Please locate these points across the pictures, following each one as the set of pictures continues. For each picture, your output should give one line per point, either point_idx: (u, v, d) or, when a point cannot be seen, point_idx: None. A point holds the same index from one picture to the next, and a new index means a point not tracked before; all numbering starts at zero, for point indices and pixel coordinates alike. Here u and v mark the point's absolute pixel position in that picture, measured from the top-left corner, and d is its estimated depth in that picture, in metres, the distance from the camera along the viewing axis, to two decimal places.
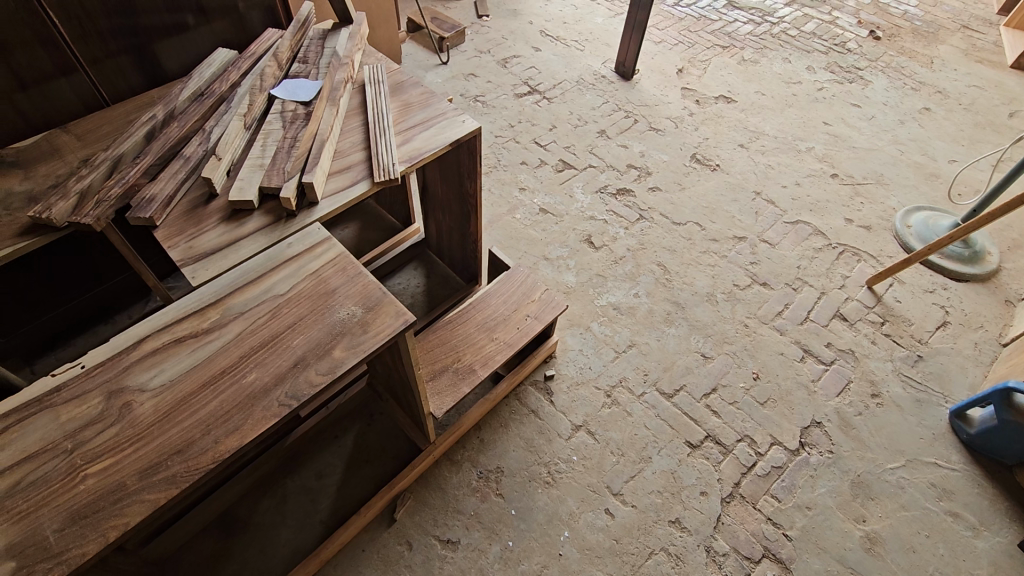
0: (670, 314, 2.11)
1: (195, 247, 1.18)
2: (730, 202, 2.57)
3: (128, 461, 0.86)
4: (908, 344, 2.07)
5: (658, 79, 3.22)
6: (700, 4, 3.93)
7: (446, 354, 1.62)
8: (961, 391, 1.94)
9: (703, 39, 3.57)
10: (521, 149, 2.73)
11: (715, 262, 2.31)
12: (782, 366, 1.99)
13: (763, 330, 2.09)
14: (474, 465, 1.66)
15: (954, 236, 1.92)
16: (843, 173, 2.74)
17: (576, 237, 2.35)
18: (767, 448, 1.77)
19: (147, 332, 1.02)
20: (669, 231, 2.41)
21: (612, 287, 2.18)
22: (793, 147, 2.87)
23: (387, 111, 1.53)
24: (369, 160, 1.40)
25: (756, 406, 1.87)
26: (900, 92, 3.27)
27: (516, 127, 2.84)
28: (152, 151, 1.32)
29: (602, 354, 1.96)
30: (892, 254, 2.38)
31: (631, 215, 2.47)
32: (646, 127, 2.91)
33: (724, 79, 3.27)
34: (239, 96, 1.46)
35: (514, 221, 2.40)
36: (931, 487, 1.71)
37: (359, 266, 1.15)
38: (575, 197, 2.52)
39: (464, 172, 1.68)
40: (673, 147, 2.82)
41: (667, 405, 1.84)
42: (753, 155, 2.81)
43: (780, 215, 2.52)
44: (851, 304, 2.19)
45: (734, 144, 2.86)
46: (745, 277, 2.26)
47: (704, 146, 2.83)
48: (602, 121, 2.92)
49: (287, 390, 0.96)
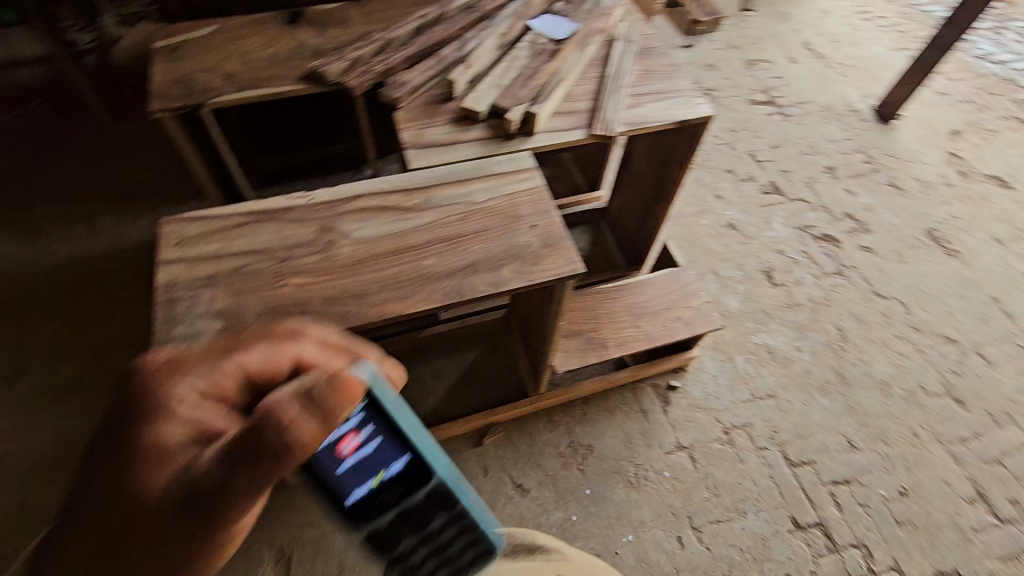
0: (828, 382, 1.88)
1: (422, 136, 1.30)
2: (955, 296, 2.17)
3: (316, 286, 1.00)
4: None
5: (923, 134, 2.77)
6: (1016, 64, 3.26)
7: (586, 320, 1.62)
8: None
9: (1002, 106, 2.97)
10: (733, 156, 2.56)
11: (907, 352, 1.99)
12: (942, 496, 1.68)
13: (934, 448, 1.78)
14: (568, 432, 1.68)
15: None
16: None
17: (756, 265, 2.17)
18: (882, 570, 1.54)
19: (364, 191, 1.16)
20: (865, 299, 2.12)
21: (775, 330, 1.99)
22: None
23: (628, 71, 1.51)
24: (595, 111, 1.41)
25: (889, 522, 1.62)
26: None
27: (738, 134, 2.66)
28: (417, 43, 1.47)
29: (736, 389, 1.82)
30: None
31: (828, 265, 2.21)
32: (886, 180, 2.54)
33: (1009, 158, 2.71)
34: (503, 17, 1.55)
35: (698, 225, 2.28)
36: None
37: (551, 203, 1.19)
38: (771, 225, 2.32)
39: (675, 156, 1.63)
40: (910, 212, 2.43)
41: (786, 472, 1.67)
42: (1009, 256, 2.32)
43: (1014, 335, 2.08)
44: None
45: (988, 234, 2.39)
46: (938, 382, 1.93)
47: (948, 224, 2.41)
48: (834, 158, 2.61)
49: (453, 285, 1.04)
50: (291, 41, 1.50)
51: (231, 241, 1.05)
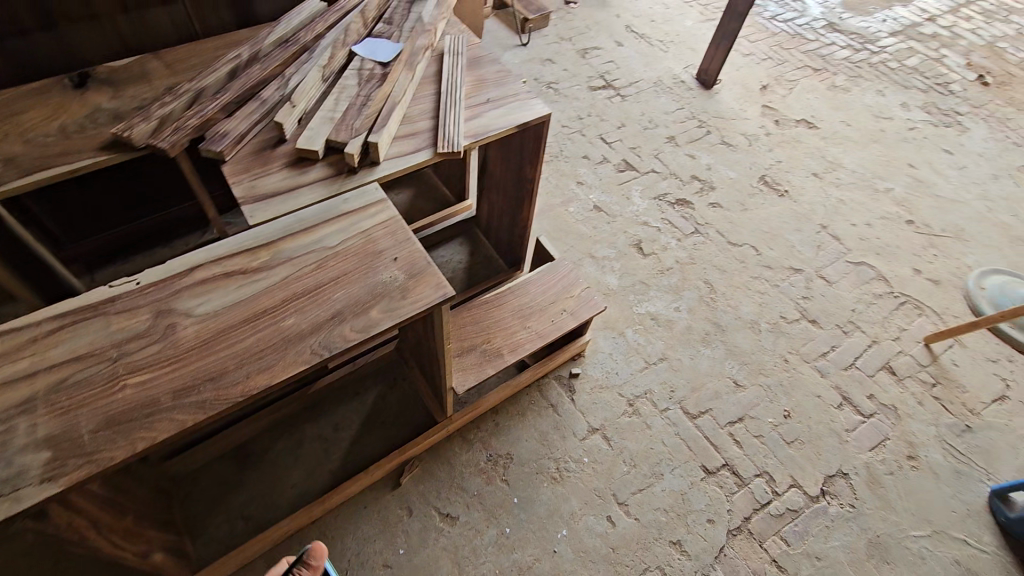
0: (708, 334, 2.05)
1: (257, 187, 1.20)
2: (792, 231, 2.46)
3: (164, 378, 0.90)
4: (957, 412, 1.97)
5: (740, 93, 3.10)
6: (798, 21, 3.74)
7: (477, 334, 1.61)
8: (1007, 472, 1.84)
9: (795, 58, 3.40)
10: (585, 143, 2.69)
11: (766, 289, 2.23)
12: (817, 409, 1.92)
13: (803, 368, 2.01)
14: (485, 447, 1.68)
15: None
16: (920, 221, 2.60)
17: (625, 240, 2.31)
18: (785, 489, 1.73)
19: (200, 261, 1.05)
20: (722, 250, 2.33)
21: (654, 297, 2.13)
22: (871, 185, 2.73)
23: (461, 83, 1.51)
24: (435, 130, 1.39)
25: (781, 445, 1.82)
26: (999, 145, 3.05)
27: (584, 120, 2.80)
28: (233, 89, 1.34)
29: (631, 361, 1.94)
30: (957, 314, 2.26)
31: (686, 227, 2.40)
32: (718, 140, 2.80)
33: (810, 103, 3.12)
34: (322, 47, 1.46)
35: (566, 214, 2.37)
36: (954, 564, 1.65)
37: (408, 232, 1.15)
38: (631, 200, 2.47)
39: (526, 157, 1.66)
40: (743, 165, 2.70)
41: (689, 426, 1.81)
42: (825, 186, 2.68)
43: (843, 253, 2.40)
44: (902, 359, 2.09)
45: (807, 171, 2.74)
46: (794, 311, 2.18)
47: (776, 169, 2.72)
48: (672, 128, 2.84)
49: (321, 340, 0.97)
50: (82, 107, 1.33)
51: (46, 352, 0.90)
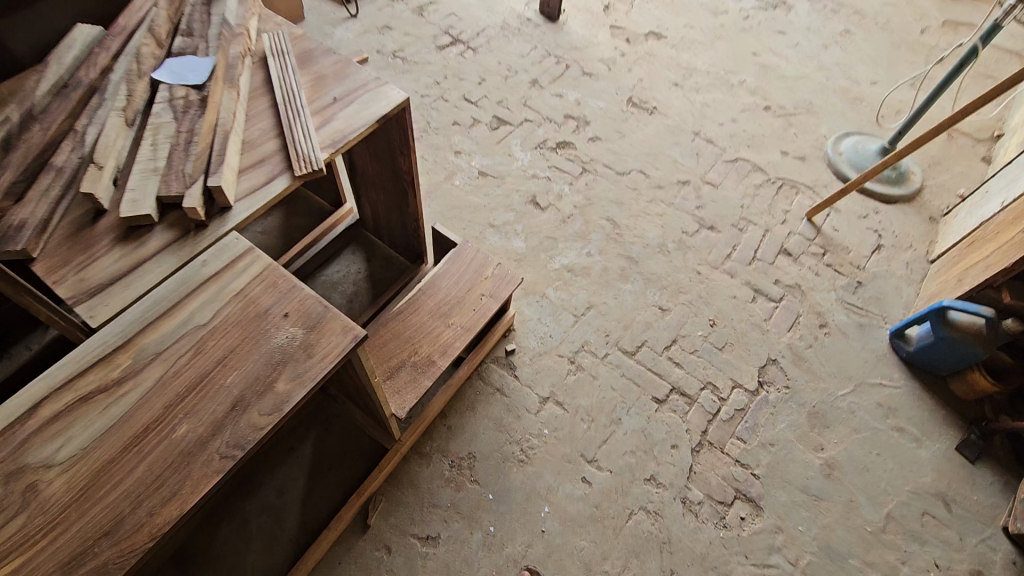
0: (624, 269, 2.08)
1: (86, 277, 0.97)
2: (671, 145, 2.52)
3: (45, 554, 0.73)
4: (848, 273, 2.18)
5: (586, 19, 3.05)
6: None
7: (401, 348, 1.49)
8: (898, 312, 2.08)
9: None
10: (450, 108, 2.53)
11: (663, 210, 2.28)
12: (736, 309, 2.03)
13: (715, 275, 2.11)
14: (444, 455, 1.63)
15: (972, 109, 1.76)
16: (775, 105, 2.76)
17: (520, 199, 2.25)
18: (729, 393, 1.83)
19: (43, 393, 0.85)
20: (614, 183, 2.34)
21: (564, 249, 2.11)
22: (726, 82, 2.84)
23: (298, 87, 1.29)
24: (285, 149, 1.18)
25: (715, 352, 1.92)
26: (822, 16, 3.27)
27: (443, 84, 2.62)
28: (11, 163, 1.04)
29: (561, 320, 1.93)
30: (827, 183, 2.46)
31: (574, 169, 2.37)
32: (579, 72, 2.76)
33: (652, 14, 3.14)
34: (114, 85, 1.18)
35: (453, 188, 2.26)
36: (878, 407, 1.86)
37: (291, 278, 1.00)
38: (514, 155, 2.39)
39: (395, 147, 1.52)
40: (609, 92, 2.70)
41: (631, 364, 1.86)
42: (688, 94, 2.75)
43: (719, 155, 2.51)
44: (793, 240, 2.25)
45: (668, 83, 2.79)
46: (693, 224, 2.25)
47: (640, 88, 2.74)
48: (532, 70, 2.73)
49: (228, 439, 0.84)
50: None
51: None
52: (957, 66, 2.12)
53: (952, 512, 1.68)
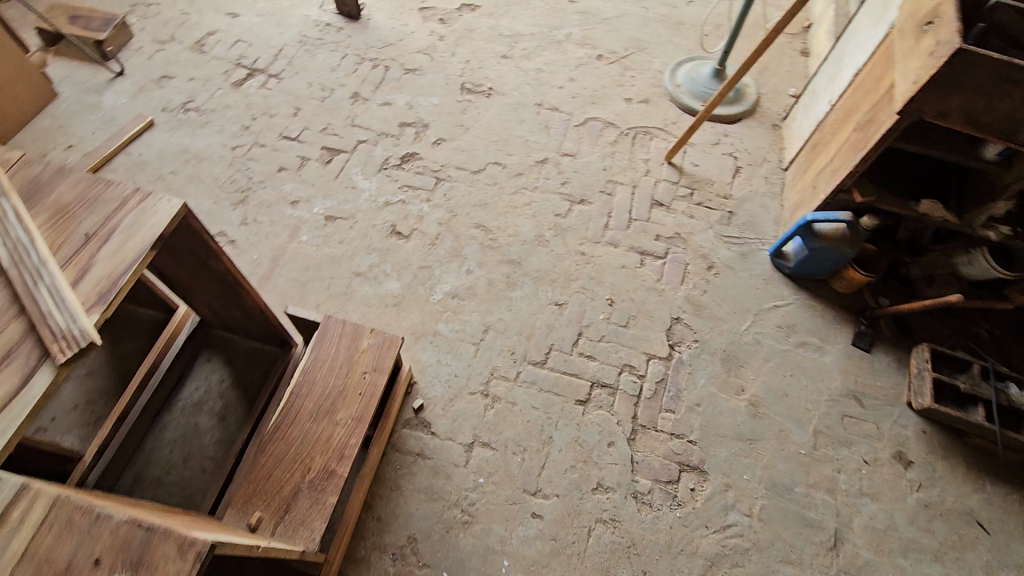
0: (509, 276, 1.97)
1: None
2: (518, 125, 2.39)
3: None
4: (719, 205, 2.20)
5: (390, 8, 2.78)
6: None
7: (290, 470, 1.29)
8: (770, 230, 2.15)
9: None
10: (271, 153, 2.22)
11: (530, 198, 2.17)
12: (628, 279, 1.99)
13: (599, 251, 2.05)
14: (382, 550, 1.49)
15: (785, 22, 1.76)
16: (606, 52, 2.69)
17: (379, 234, 2.04)
18: (646, 368, 1.81)
19: None
20: (473, 184, 2.19)
21: (442, 275, 1.96)
22: (552, 39, 2.72)
23: (27, 231, 0.98)
24: (33, 329, 0.89)
25: (621, 331, 1.88)
26: None
27: (254, 127, 2.30)
28: None
29: (461, 354, 1.80)
30: (675, 120, 2.46)
31: (427, 182, 2.19)
32: (401, 71, 2.52)
33: None
34: None
35: (303, 245, 2.01)
36: (779, 330, 1.92)
37: (90, 507, 0.82)
38: (358, 187, 2.16)
39: (199, 250, 1.25)
40: (438, 85, 2.50)
41: (546, 375, 1.78)
42: (519, 64, 2.61)
43: (568, 121, 2.42)
44: (661, 188, 2.24)
45: (496, 57, 2.62)
46: (563, 203, 2.16)
47: (469, 71, 2.56)
48: (349, 82, 2.47)
49: None
50: None
51: None
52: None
53: (865, 406, 1.79)
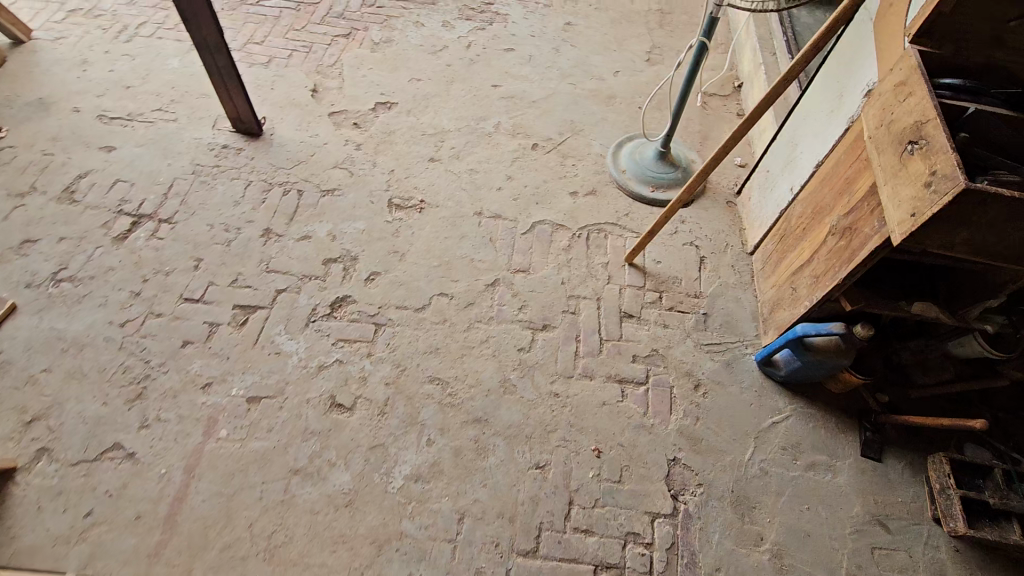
0: (478, 440, 1.69)
1: None
2: (459, 242, 2.13)
3: None
4: (691, 307, 2.02)
5: (296, 117, 2.48)
6: None
7: None
8: (750, 328, 1.97)
9: (318, 36, 2.84)
10: (171, 324, 1.85)
11: (487, 332, 1.91)
12: (612, 418, 1.76)
13: (574, 388, 1.81)
14: None
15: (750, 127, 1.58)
16: (541, 140, 2.49)
17: (316, 411, 1.72)
18: (652, 533, 1.57)
19: None
20: (419, 325, 1.91)
21: (399, 453, 1.66)
22: (481, 132, 2.49)
23: None
24: None
25: (616, 489, 1.63)
26: (538, 15, 3.05)
27: (146, 292, 1.92)
28: None
29: (436, 559, 1.50)
30: (627, 211, 2.27)
31: (364, 331, 1.89)
32: (317, 194, 2.22)
33: (369, 80, 2.66)
34: None
35: (222, 443, 1.65)
36: (784, 452, 1.73)
37: None
38: (284, 351, 1.83)
39: None
40: (362, 205, 2.21)
41: (540, 567, 1.50)
42: (450, 166, 2.36)
43: (514, 229, 2.17)
44: (628, 296, 2.03)
45: (423, 161, 2.36)
46: (524, 333, 1.91)
47: (395, 182, 2.29)
48: (258, 216, 2.13)
49: None
50: None
51: None
52: (694, 63, 1.96)
53: (891, 531, 1.61)
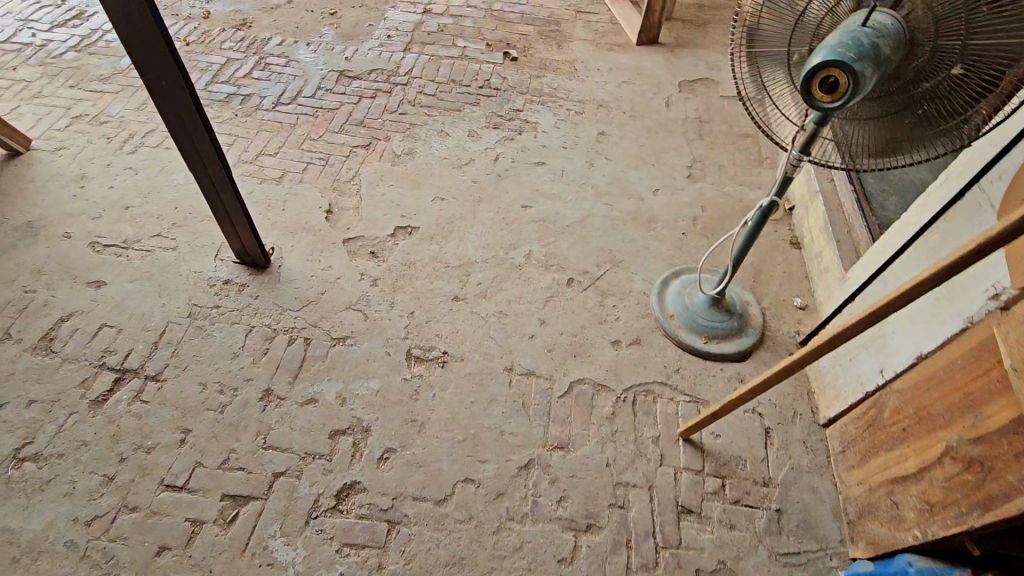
0: None
1: None
2: (487, 407, 1.84)
3: None
4: (759, 498, 1.71)
5: (307, 245, 2.25)
6: (306, 90, 2.92)
7: None
8: (834, 530, 1.65)
9: (335, 146, 2.65)
10: (146, 521, 1.56)
11: (520, 534, 1.60)
12: None
13: None
14: None
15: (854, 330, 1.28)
16: (577, 273, 2.24)
17: None
18: None
19: None
20: (439, 524, 1.60)
21: None
22: (511, 264, 2.25)
23: None
24: None
25: None
26: (570, 123, 2.87)
27: (120, 475, 1.64)
28: None
29: None
30: (678, 366, 1.98)
31: (375, 531, 1.58)
32: (326, 343, 1.96)
33: (388, 199, 2.45)
34: None
35: None
36: None
37: None
38: (277, 561, 1.52)
39: None
40: (377, 357, 1.94)
41: None
42: (476, 307, 2.10)
43: (549, 391, 1.89)
44: (684, 482, 1.72)
45: (446, 301, 2.11)
46: (565, 535, 1.61)
47: (414, 328, 2.03)
48: (258, 372, 1.87)
49: None
50: None
51: None
52: (759, 220, 1.72)
53: None
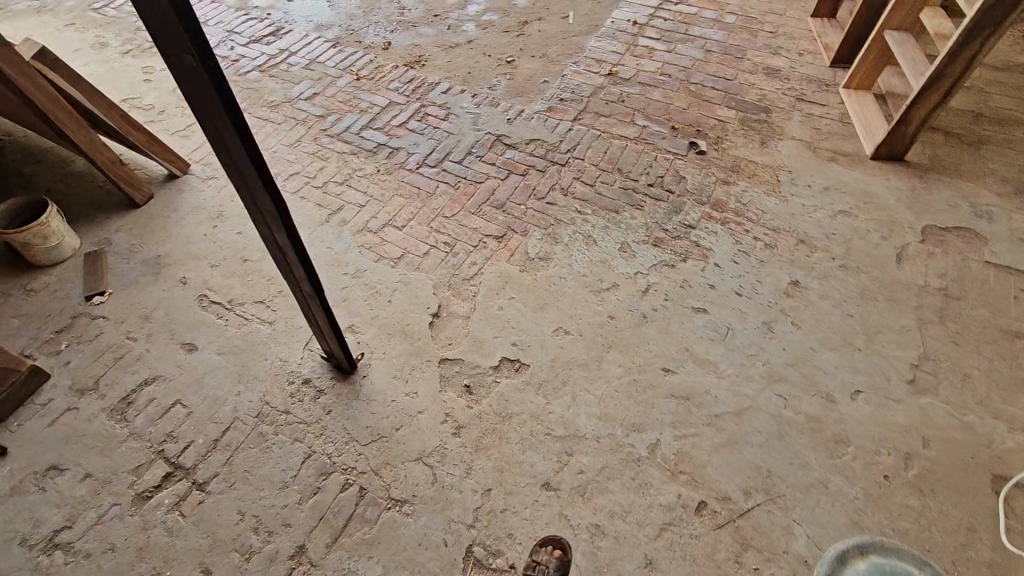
0: None
1: None
2: None
3: None
4: None
5: (400, 356, 1.95)
6: (456, 153, 2.64)
7: None
8: None
9: (466, 231, 2.33)
10: None
11: None
12: None
13: None
14: None
15: None
16: (713, 496, 1.65)
17: None
18: None
19: None
20: None
21: None
22: (627, 453, 1.74)
23: None
24: None
25: None
26: (753, 258, 2.23)
27: None
28: None
29: None
30: None
31: None
32: (382, 502, 1.64)
33: (504, 315, 2.06)
34: None
35: None
36: None
37: None
38: None
39: None
40: (431, 543, 1.57)
41: None
42: (567, 508, 1.63)
43: None
44: None
45: (533, 485, 1.67)
46: None
47: (484, 513, 1.62)
48: (299, 518, 1.61)
49: None
50: None
51: None
52: None
53: None
